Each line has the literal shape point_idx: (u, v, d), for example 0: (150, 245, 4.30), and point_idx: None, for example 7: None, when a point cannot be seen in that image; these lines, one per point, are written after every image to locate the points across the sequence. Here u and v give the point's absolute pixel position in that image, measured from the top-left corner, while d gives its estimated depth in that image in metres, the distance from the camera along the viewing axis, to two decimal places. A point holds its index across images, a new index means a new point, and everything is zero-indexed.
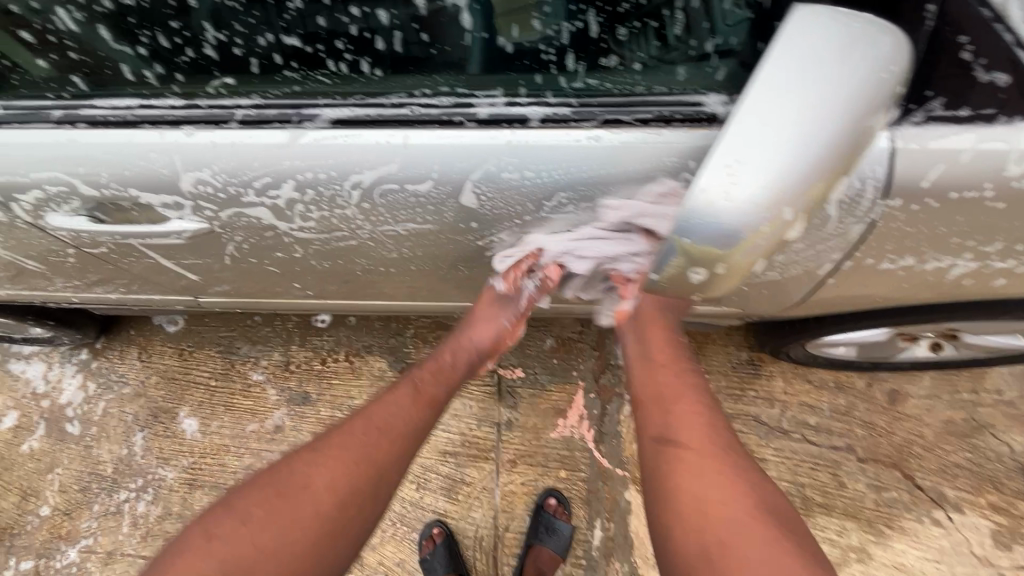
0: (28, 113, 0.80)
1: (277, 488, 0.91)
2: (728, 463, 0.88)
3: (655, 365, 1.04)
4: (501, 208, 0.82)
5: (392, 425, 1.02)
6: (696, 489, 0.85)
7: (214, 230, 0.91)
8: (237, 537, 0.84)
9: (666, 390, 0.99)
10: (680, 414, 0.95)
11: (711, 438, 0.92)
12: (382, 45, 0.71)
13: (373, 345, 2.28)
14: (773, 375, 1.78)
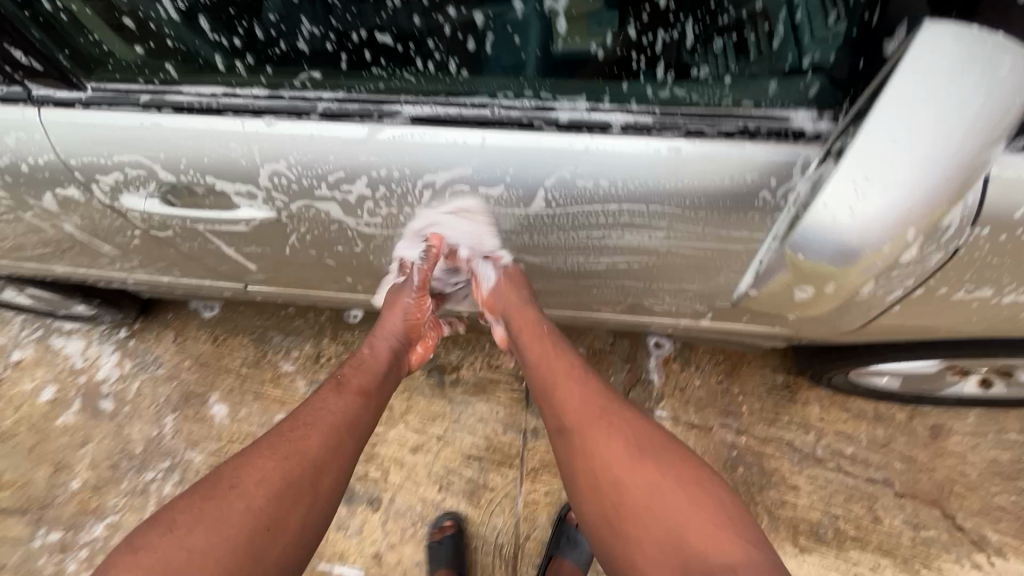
0: (117, 96, 0.81)
1: (210, 496, 0.82)
2: (618, 426, 0.91)
3: (536, 345, 1.05)
4: (567, 215, 0.82)
5: (335, 421, 0.96)
6: (602, 468, 0.87)
7: (281, 220, 0.93)
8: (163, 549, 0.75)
9: (553, 372, 1.01)
10: (570, 395, 0.97)
11: (598, 408, 0.95)
12: (471, 47, 0.71)
13: None
14: (809, 401, 1.73)
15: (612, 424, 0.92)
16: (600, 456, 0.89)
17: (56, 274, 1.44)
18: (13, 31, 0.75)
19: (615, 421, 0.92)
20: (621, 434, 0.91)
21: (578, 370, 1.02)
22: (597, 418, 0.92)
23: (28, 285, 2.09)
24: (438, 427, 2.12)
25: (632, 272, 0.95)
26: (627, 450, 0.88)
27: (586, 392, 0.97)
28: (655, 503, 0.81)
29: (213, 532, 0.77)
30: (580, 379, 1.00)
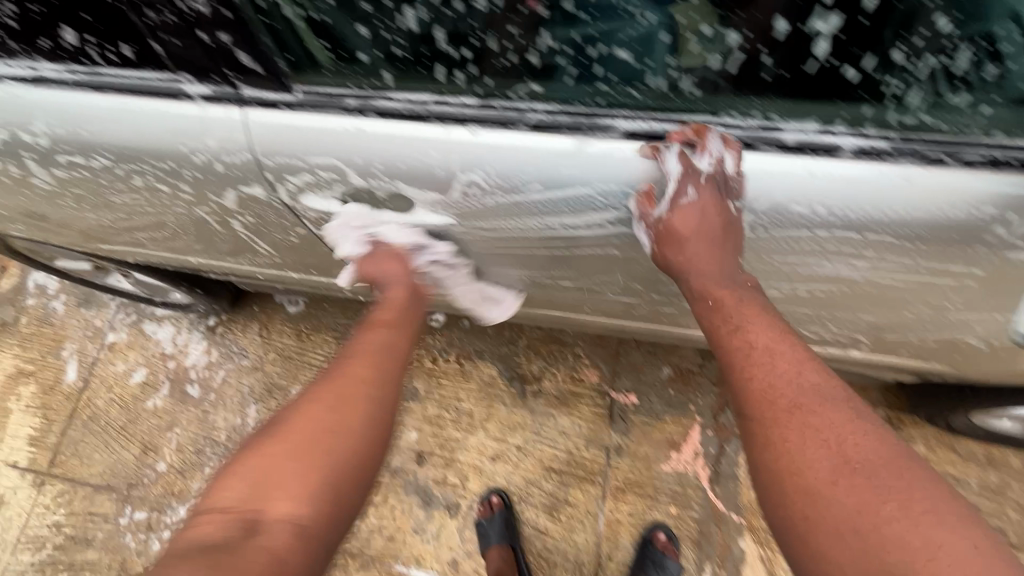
0: (325, 100, 0.83)
1: (290, 420, 0.90)
2: (824, 419, 0.77)
3: (728, 311, 0.85)
4: (767, 239, 0.81)
5: (373, 354, 1.01)
6: (790, 455, 0.76)
7: (458, 229, 0.96)
8: (245, 470, 0.84)
9: (751, 341, 0.84)
10: (770, 375, 0.82)
11: (806, 391, 0.81)
12: (716, 64, 0.67)
13: (485, 350, 2.27)
14: (913, 438, 1.66)
15: (816, 415, 0.78)
16: (802, 452, 0.76)
17: (191, 265, 1.49)
18: (243, 35, 0.77)
19: (817, 400, 0.79)
20: (829, 428, 0.77)
21: (797, 346, 0.84)
22: (797, 403, 0.79)
23: (134, 272, 2.17)
24: (518, 437, 2.10)
25: (808, 299, 0.92)
26: (831, 451, 0.75)
27: (795, 374, 0.82)
28: (870, 516, 0.68)
29: (284, 453, 0.85)
30: (795, 354, 0.83)
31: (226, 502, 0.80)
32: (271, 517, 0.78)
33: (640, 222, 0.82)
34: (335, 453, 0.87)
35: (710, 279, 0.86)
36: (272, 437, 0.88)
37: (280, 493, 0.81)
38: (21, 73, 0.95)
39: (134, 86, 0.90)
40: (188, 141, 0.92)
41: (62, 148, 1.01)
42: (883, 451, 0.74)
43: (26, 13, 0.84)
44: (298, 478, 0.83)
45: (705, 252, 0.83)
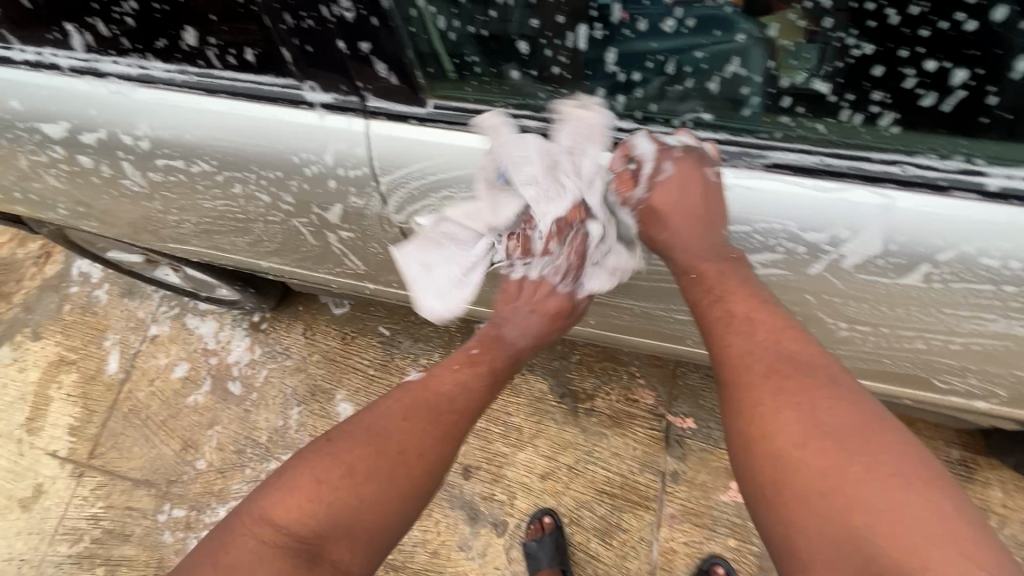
0: (461, 115, 0.78)
1: (374, 451, 0.84)
2: (798, 386, 0.69)
3: (709, 282, 0.78)
4: (943, 292, 0.74)
5: (467, 406, 0.92)
6: (760, 421, 0.70)
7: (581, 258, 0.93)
8: (326, 487, 0.80)
9: (731, 307, 0.76)
10: (746, 341, 0.74)
11: (784, 356, 0.72)
12: (929, 102, 0.59)
13: (536, 364, 2.22)
14: (989, 482, 1.49)
15: (793, 380, 0.70)
16: (774, 413, 0.69)
17: (261, 270, 1.45)
18: (385, 44, 0.71)
19: (787, 362, 0.71)
20: (804, 394, 0.69)
21: (782, 315, 0.75)
22: (772, 368, 0.71)
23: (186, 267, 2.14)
24: (569, 456, 2.04)
25: (959, 352, 0.86)
26: (804, 414, 0.67)
27: (774, 341, 0.73)
28: (845, 493, 0.61)
29: (364, 492, 0.81)
30: (778, 324, 0.74)
31: (290, 522, 0.77)
32: (331, 562, 0.76)
33: (622, 206, 0.84)
34: (405, 510, 0.83)
35: (694, 251, 0.80)
36: (355, 465, 0.82)
37: (349, 537, 0.78)
38: (127, 71, 0.91)
39: (252, 92, 0.86)
40: (303, 150, 0.88)
41: (162, 151, 0.97)
42: (864, 422, 0.65)
43: (146, 11, 0.80)
44: (366, 530, 0.80)
45: (688, 223, 0.79)
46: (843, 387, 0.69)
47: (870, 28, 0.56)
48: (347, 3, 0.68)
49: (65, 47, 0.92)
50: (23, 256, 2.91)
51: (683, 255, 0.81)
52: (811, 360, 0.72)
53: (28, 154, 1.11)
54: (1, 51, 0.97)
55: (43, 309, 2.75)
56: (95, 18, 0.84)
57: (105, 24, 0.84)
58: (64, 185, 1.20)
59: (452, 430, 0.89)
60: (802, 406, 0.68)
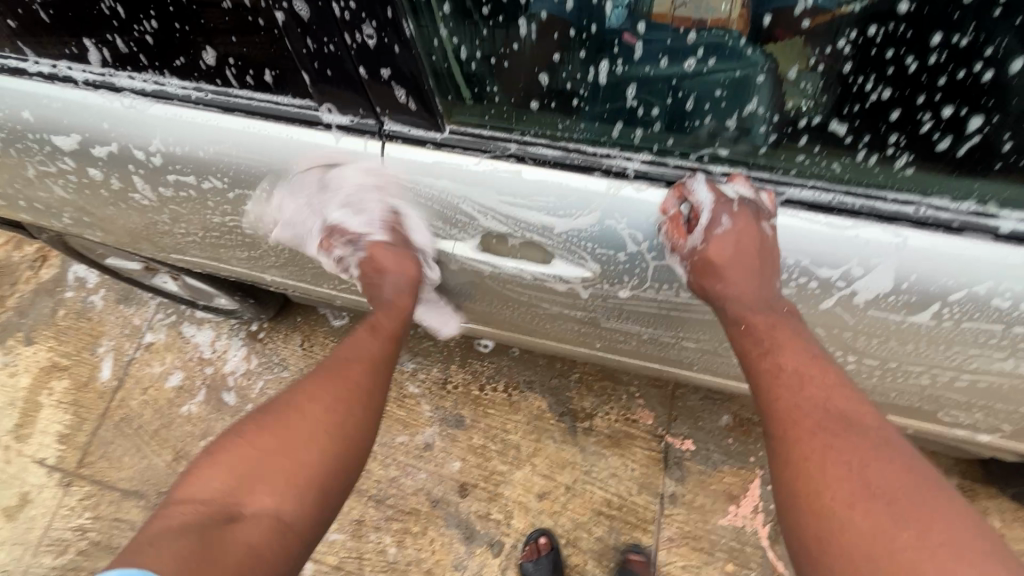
0: (478, 142, 0.79)
1: (271, 415, 0.85)
2: (847, 444, 0.67)
3: (761, 335, 0.76)
4: (953, 331, 0.75)
5: (361, 360, 0.93)
6: (806, 476, 0.67)
7: (589, 288, 0.92)
8: (235, 453, 0.80)
9: (780, 360, 0.74)
10: (795, 397, 0.72)
11: (833, 413, 0.70)
12: (944, 146, 0.60)
13: (535, 381, 2.21)
14: (988, 512, 1.49)
15: (841, 438, 0.68)
16: (827, 473, 0.66)
17: (265, 283, 1.45)
18: (406, 71, 0.72)
19: (835, 419, 0.70)
20: (854, 452, 0.66)
21: (832, 368, 0.74)
22: (820, 424, 0.69)
23: (185, 276, 2.13)
24: (567, 476, 2.03)
25: (965, 388, 0.87)
26: (852, 473, 0.65)
27: (823, 398, 0.71)
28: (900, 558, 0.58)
29: (271, 444, 0.80)
30: (829, 380, 0.73)
31: (199, 492, 0.76)
32: (249, 512, 0.74)
33: (674, 254, 0.79)
34: (314, 454, 0.81)
35: (748, 304, 0.77)
36: (254, 428, 0.83)
37: (262, 486, 0.77)
38: (143, 86, 0.91)
39: (268, 111, 0.87)
40: (318, 170, 0.88)
41: (174, 166, 0.97)
42: (912, 483, 0.63)
43: (167, 30, 0.80)
44: (280, 476, 0.78)
45: (744, 274, 0.75)
46: (897, 447, 0.67)
47: (889, 75, 0.57)
48: (369, 31, 0.69)
49: (81, 61, 0.92)
50: (18, 259, 2.89)
51: (735, 307, 0.78)
52: (864, 417, 0.70)
53: (36, 165, 1.11)
54: (15, 62, 0.97)
55: (37, 314, 2.72)
56: (113, 34, 0.84)
57: (124, 41, 0.85)
58: (70, 195, 1.19)
59: (344, 379, 0.89)
60: (851, 464, 0.66)
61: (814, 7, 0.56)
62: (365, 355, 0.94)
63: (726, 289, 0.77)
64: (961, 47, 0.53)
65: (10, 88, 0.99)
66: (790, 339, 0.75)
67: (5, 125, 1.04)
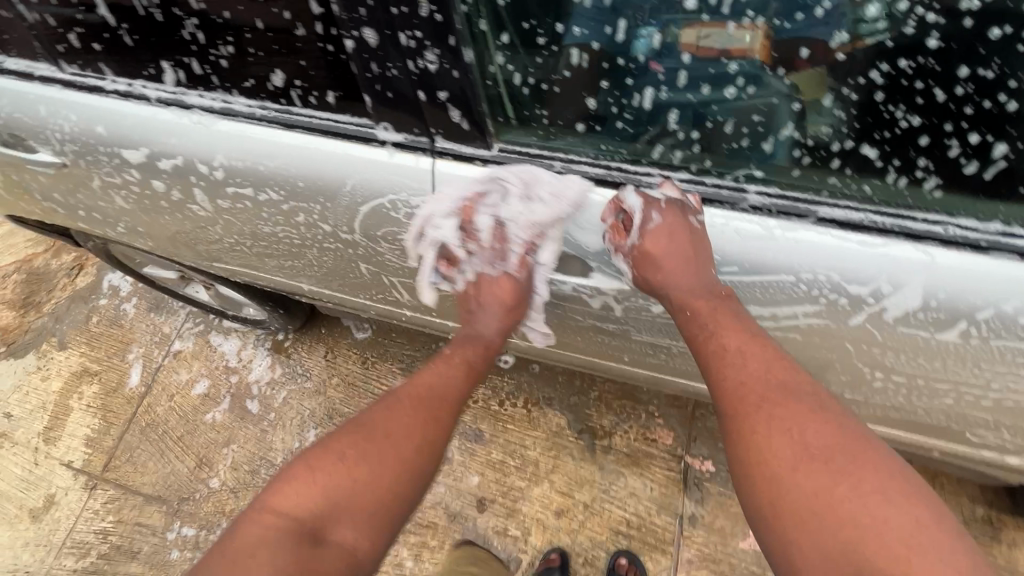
0: (524, 158, 0.84)
1: (363, 440, 0.92)
2: (790, 412, 0.77)
3: (703, 318, 0.84)
4: (981, 348, 0.77)
5: (437, 394, 1.00)
6: (756, 449, 0.77)
7: (622, 301, 0.97)
8: (329, 475, 0.88)
9: (723, 341, 0.82)
10: (740, 373, 0.81)
11: (775, 383, 0.80)
12: (971, 170, 0.64)
13: (554, 398, 2.22)
14: (1016, 544, 1.47)
15: (783, 408, 0.77)
16: (770, 441, 0.76)
17: (301, 293, 1.50)
18: (462, 94, 0.78)
19: (779, 389, 0.79)
20: (792, 418, 0.76)
21: (769, 343, 0.83)
22: (766, 395, 0.79)
23: (219, 285, 2.21)
24: (586, 494, 2.03)
25: (992, 407, 0.88)
26: (793, 440, 0.75)
27: (764, 370, 0.81)
28: (832, 510, 0.69)
29: (361, 473, 0.88)
30: (768, 354, 0.81)
31: (290, 509, 0.85)
32: (331, 541, 0.83)
33: (618, 256, 0.88)
34: (400, 485, 0.90)
35: (687, 290, 0.84)
36: (343, 453, 0.90)
37: (345, 518, 0.85)
38: (212, 104, 0.99)
39: (327, 128, 0.93)
40: (370, 183, 0.94)
41: (234, 179, 1.04)
42: (843, 442, 0.74)
43: (241, 55, 0.88)
44: (364, 505, 0.87)
45: (679, 264, 0.83)
46: (835, 410, 0.77)
47: (919, 104, 0.61)
48: (432, 56, 0.75)
49: (156, 81, 1.00)
50: (56, 267, 3.00)
51: (677, 293, 0.86)
52: (805, 384, 0.80)
53: (103, 176, 1.19)
54: (94, 81, 1.06)
55: (71, 320, 2.81)
56: (191, 57, 0.92)
57: (200, 64, 0.93)
58: (130, 204, 1.27)
59: (430, 422, 0.96)
60: (788, 432, 0.76)
61: (850, 38, 0.60)
62: (446, 392, 1.01)
63: (666, 279, 0.85)
64: (986, 80, 0.57)
65: (87, 105, 1.08)
66: (732, 318, 0.83)
67: (78, 139, 1.13)
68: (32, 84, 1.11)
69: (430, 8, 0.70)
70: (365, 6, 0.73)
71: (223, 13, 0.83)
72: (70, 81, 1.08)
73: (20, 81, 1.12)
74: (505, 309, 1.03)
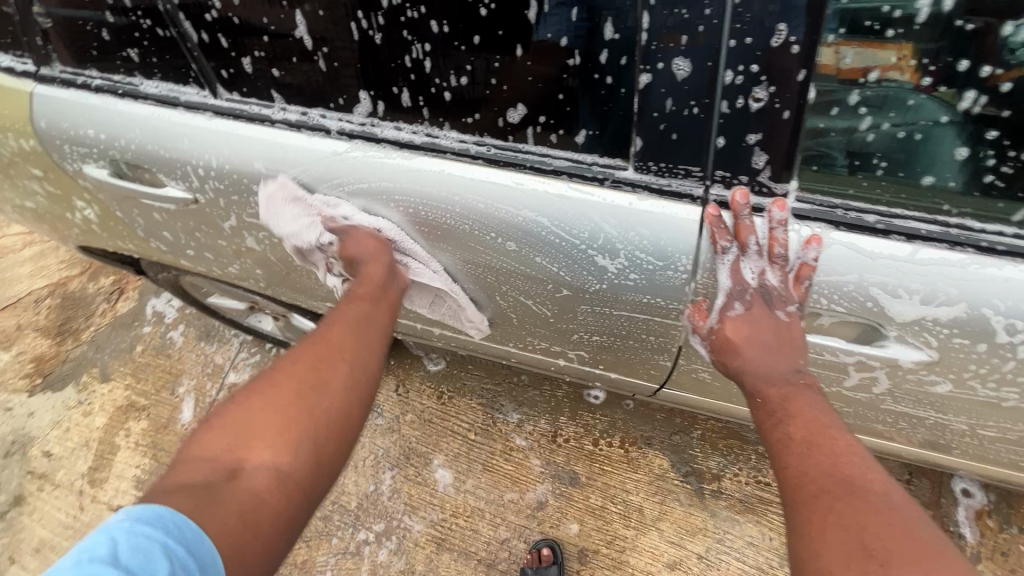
0: (827, 211, 0.71)
1: (271, 374, 0.80)
2: (853, 507, 0.65)
3: (772, 406, 0.79)
4: None
5: (358, 322, 0.88)
6: (805, 543, 0.66)
7: (893, 376, 0.84)
8: (238, 413, 0.74)
9: (787, 430, 0.76)
10: (803, 464, 0.72)
11: (839, 478, 0.68)
12: None
13: (654, 437, 1.99)
14: None
15: (840, 500, 0.66)
16: (822, 536, 0.64)
17: (427, 337, 1.35)
18: (780, 134, 0.65)
19: (840, 480, 0.68)
20: (851, 514, 0.64)
21: (844, 437, 0.73)
22: (824, 489, 0.68)
23: (292, 315, 2.00)
24: (699, 544, 1.78)
25: None
26: (846, 533, 0.63)
27: (830, 462, 0.70)
28: None
29: (266, 402, 0.75)
30: (840, 446, 0.72)
31: (201, 453, 0.70)
32: (249, 466, 0.69)
33: (695, 336, 0.85)
34: (329, 402, 0.78)
35: (765, 375, 0.80)
36: (251, 394, 0.76)
37: (261, 442, 0.71)
38: (409, 139, 0.84)
39: (560, 170, 0.79)
40: (611, 230, 0.79)
41: (419, 226, 0.92)
42: (905, 542, 0.61)
43: (476, 86, 0.74)
44: (282, 427, 0.73)
45: (760, 350, 0.80)
46: (907, 509, 0.64)
47: None
48: (762, 93, 0.63)
49: (342, 110, 0.86)
50: (93, 291, 2.78)
51: (754, 379, 0.82)
52: (879, 480, 0.68)
53: (247, 215, 1.05)
54: (255, 109, 0.91)
55: (113, 349, 2.59)
56: (404, 87, 0.78)
57: (413, 95, 0.79)
58: (267, 243, 1.12)
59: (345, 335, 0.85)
60: (846, 530, 0.63)
61: None
62: (356, 313, 0.89)
63: (747, 366, 0.82)
64: None
65: (244, 136, 0.93)
66: (801, 409, 0.77)
67: (227, 176, 0.98)
68: (177, 112, 0.97)
69: (787, 38, 0.59)
70: (690, 33, 0.61)
71: (472, 38, 0.70)
72: (224, 108, 0.93)
73: (159, 107, 0.98)
74: (370, 251, 0.93)
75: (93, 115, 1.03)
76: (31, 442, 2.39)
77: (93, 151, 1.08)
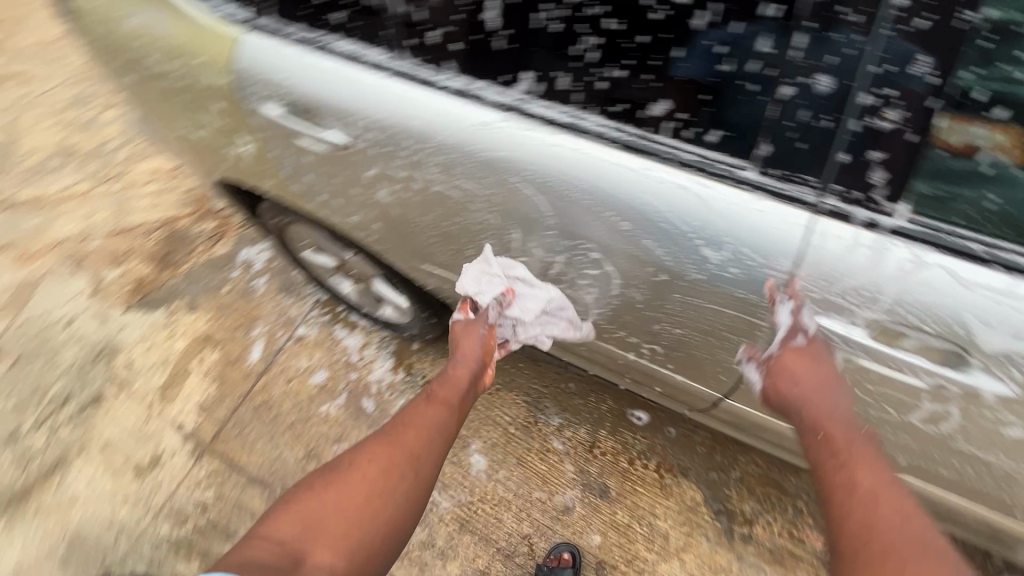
0: (933, 234, 0.78)
1: (345, 469, 1.08)
2: (923, 560, 0.75)
3: (836, 448, 0.91)
4: None
5: (425, 429, 1.17)
6: None
7: (967, 408, 0.88)
8: (312, 506, 1.01)
9: (855, 478, 0.86)
10: (871, 514, 0.82)
11: (907, 530, 0.79)
12: None
13: (691, 468, 1.99)
14: None
15: (910, 553, 0.76)
16: None
17: None
18: (903, 156, 0.74)
19: (907, 534, 0.78)
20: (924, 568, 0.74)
21: (905, 492, 0.84)
22: (894, 540, 0.78)
23: (376, 280, 2.16)
24: None
25: None
26: None
27: (896, 515, 0.81)
28: None
29: (336, 502, 1.02)
30: (904, 503, 0.82)
31: (277, 534, 0.96)
32: (312, 561, 0.92)
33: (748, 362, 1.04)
34: (385, 508, 1.04)
35: (820, 415, 0.94)
36: (334, 487, 1.04)
37: (322, 543, 0.96)
38: (558, 118, 0.97)
39: (687, 163, 0.89)
40: (722, 225, 0.89)
41: (544, 198, 1.03)
42: None
43: (630, 80, 0.88)
44: (343, 529, 0.98)
45: (816, 388, 0.93)
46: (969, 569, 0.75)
47: None
48: (894, 116, 0.72)
49: (503, 86, 1.00)
50: (196, 232, 2.96)
51: (811, 414, 0.95)
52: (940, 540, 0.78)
53: (390, 167, 1.22)
54: (427, 75, 1.08)
55: (205, 284, 2.76)
56: (566, 72, 0.92)
57: (573, 80, 0.92)
58: (397, 195, 1.28)
59: (411, 444, 1.13)
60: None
61: None
62: (424, 423, 1.18)
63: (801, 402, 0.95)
64: None
65: (411, 96, 1.10)
66: (862, 461, 0.89)
67: (385, 129, 1.15)
68: (359, 68, 1.15)
69: (927, 69, 0.68)
70: (836, 55, 0.72)
71: (639, 38, 0.84)
72: (403, 70, 1.11)
73: (345, 62, 1.17)
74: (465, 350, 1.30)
75: (285, 62, 1.24)
76: (118, 349, 2.54)
77: (275, 92, 1.28)
